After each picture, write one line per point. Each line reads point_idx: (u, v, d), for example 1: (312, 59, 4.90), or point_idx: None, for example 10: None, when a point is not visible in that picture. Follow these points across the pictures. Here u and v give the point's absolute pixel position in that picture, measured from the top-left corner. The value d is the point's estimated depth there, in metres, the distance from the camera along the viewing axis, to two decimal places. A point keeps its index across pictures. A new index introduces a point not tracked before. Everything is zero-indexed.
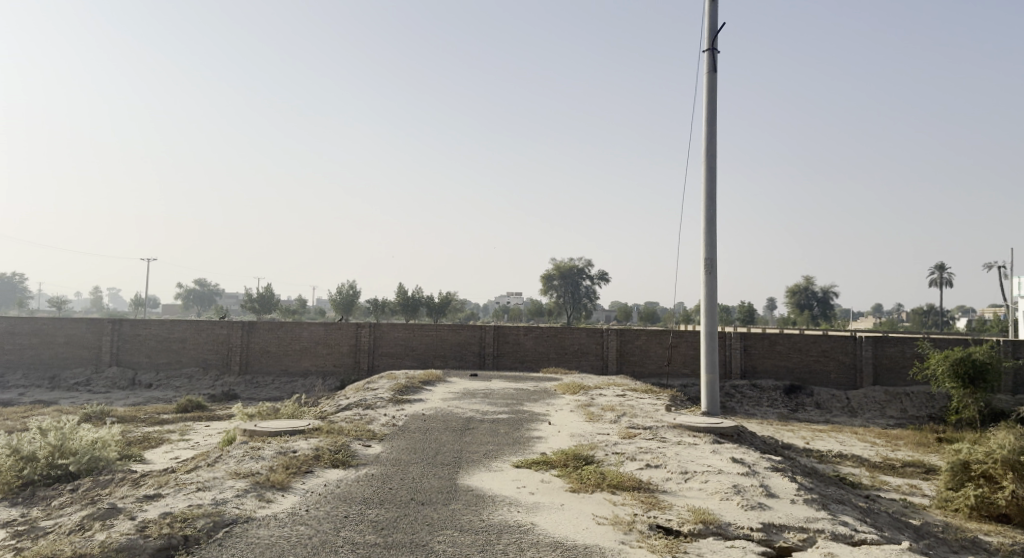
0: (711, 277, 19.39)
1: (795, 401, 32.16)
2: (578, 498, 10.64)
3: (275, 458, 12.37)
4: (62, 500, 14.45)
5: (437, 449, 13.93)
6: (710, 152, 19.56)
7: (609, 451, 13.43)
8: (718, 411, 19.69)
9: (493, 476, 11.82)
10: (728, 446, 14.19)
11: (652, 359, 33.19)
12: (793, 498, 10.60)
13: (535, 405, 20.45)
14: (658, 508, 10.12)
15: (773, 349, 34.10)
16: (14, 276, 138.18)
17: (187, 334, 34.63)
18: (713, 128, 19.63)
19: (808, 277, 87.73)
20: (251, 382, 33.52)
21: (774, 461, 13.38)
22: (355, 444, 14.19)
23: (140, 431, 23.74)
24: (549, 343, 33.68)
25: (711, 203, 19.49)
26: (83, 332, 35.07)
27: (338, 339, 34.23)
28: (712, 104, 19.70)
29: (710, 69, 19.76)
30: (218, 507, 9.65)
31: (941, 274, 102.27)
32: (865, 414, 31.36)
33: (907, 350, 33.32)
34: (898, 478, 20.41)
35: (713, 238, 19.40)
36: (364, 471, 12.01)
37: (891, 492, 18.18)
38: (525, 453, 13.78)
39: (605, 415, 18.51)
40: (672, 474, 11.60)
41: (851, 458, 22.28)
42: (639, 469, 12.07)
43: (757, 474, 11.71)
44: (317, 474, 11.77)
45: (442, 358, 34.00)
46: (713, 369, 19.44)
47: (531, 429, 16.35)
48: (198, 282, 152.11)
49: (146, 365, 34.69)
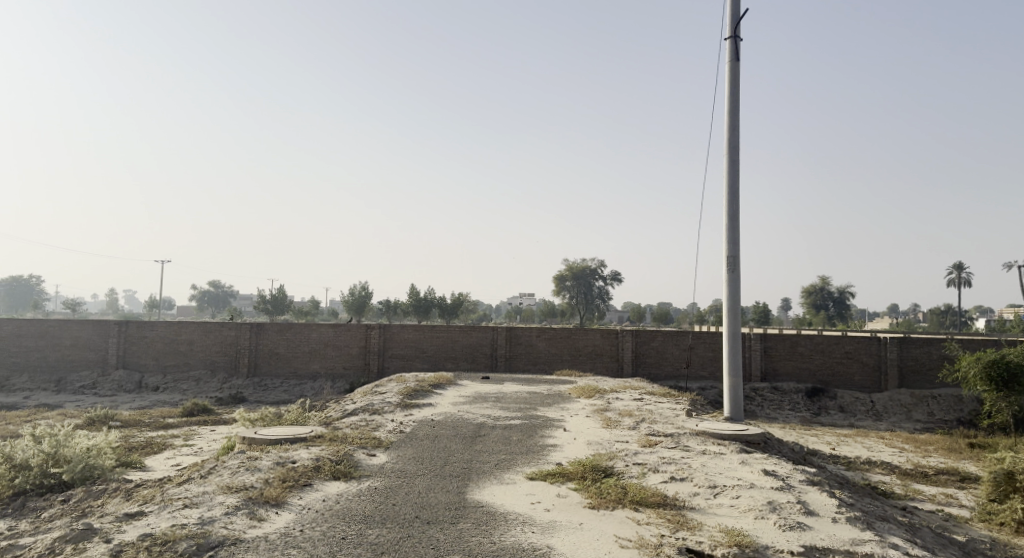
0: (735, 275, 18.46)
1: (818, 405, 31.15)
2: (598, 516, 9.76)
3: (272, 470, 11.56)
4: (52, 513, 13.69)
5: (446, 459, 13.08)
6: (733, 145, 18.63)
7: (630, 461, 12.54)
8: (741, 416, 18.74)
9: (506, 490, 10.95)
10: (757, 456, 13.27)
11: (669, 360, 32.18)
12: (835, 517, 9.68)
13: (549, 410, 19.60)
14: (687, 528, 9.24)
15: (794, 350, 33.05)
16: (32, 279, 138.45)
17: (194, 335, 34.00)
18: (736, 119, 18.70)
19: (825, 277, 86.41)
20: (259, 385, 32.82)
21: (809, 473, 12.43)
22: (359, 453, 13.35)
23: (143, 436, 23.04)
24: (563, 344, 32.78)
25: (733, 197, 18.56)
26: (90, 334, 34.48)
27: (347, 341, 33.50)
28: (734, 93, 18.77)
29: (733, 58, 18.83)
30: (204, 527, 8.86)
31: (957, 273, 100.74)
32: (891, 418, 30.31)
33: (934, 352, 32.17)
34: (932, 487, 19.38)
35: (736, 233, 18.46)
36: (366, 484, 11.18)
37: (927, 504, 17.18)
38: (539, 463, 12.89)
39: (623, 421, 17.58)
40: (700, 489, 10.69)
41: (881, 465, 21.29)
42: (663, 482, 11.17)
43: (793, 489, 10.78)
44: (316, 486, 10.95)
45: (453, 360, 33.14)
46: (736, 371, 18.51)
47: (545, 437, 15.48)
48: (211, 282, 152.33)
49: (152, 367, 34.08)
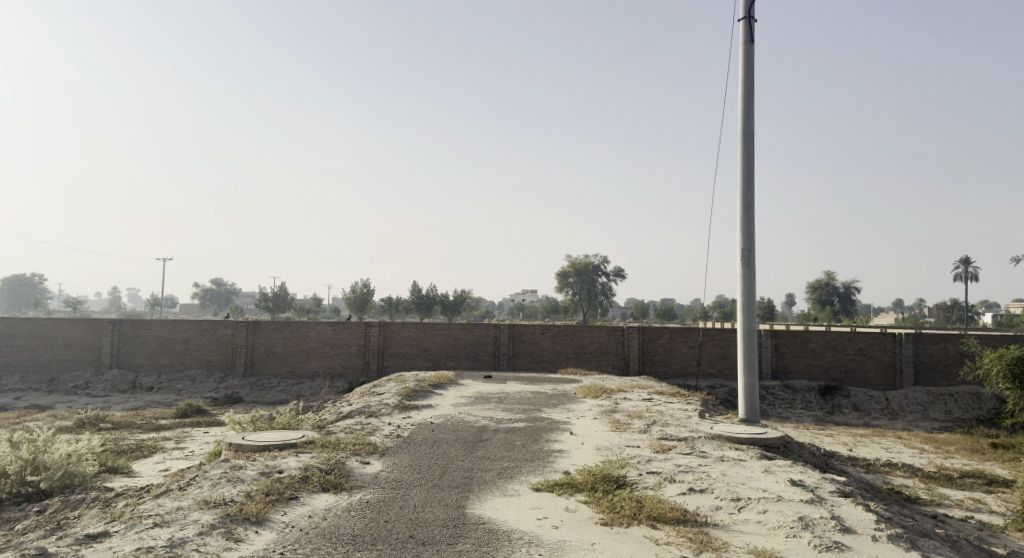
0: (750, 270, 17.52)
1: (831, 403, 30.19)
2: (613, 535, 8.85)
3: (255, 481, 10.63)
4: (25, 524, 12.75)
5: (445, 468, 12.13)
6: (748, 132, 17.69)
7: (643, 470, 11.58)
8: (758, 419, 17.79)
9: (509, 503, 10.02)
10: (779, 463, 12.33)
11: (677, 358, 31.21)
12: (875, 535, 8.79)
13: (554, 411, 18.70)
14: (712, 550, 8.35)
15: (806, 347, 32.06)
16: (33, 278, 137.92)
17: (190, 334, 33.09)
18: (750, 104, 17.76)
19: (830, 272, 85.50)
20: (256, 384, 31.94)
21: (838, 483, 11.49)
22: (352, 461, 12.43)
23: (134, 439, 22.12)
24: (568, 341, 31.84)
25: (748, 186, 17.62)
26: (83, 332, 33.64)
27: (346, 339, 32.58)
28: (749, 78, 17.84)
29: (748, 40, 17.90)
30: (173, 551, 8.01)
31: (965, 268, 99.54)
32: (907, 417, 29.35)
33: (951, 349, 31.18)
34: (957, 492, 18.42)
35: (751, 225, 17.52)
36: (357, 497, 10.24)
37: (955, 510, 16.20)
38: (545, 472, 11.93)
39: (633, 423, 16.62)
40: (723, 502, 9.77)
41: (902, 467, 20.34)
42: (681, 494, 10.24)
43: (825, 502, 9.86)
44: (303, 500, 10.03)
45: (455, 358, 32.22)
46: (752, 371, 17.56)
47: (550, 441, 14.51)
48: (212, 279, 151.42)
49: (147, 367, 33.22)
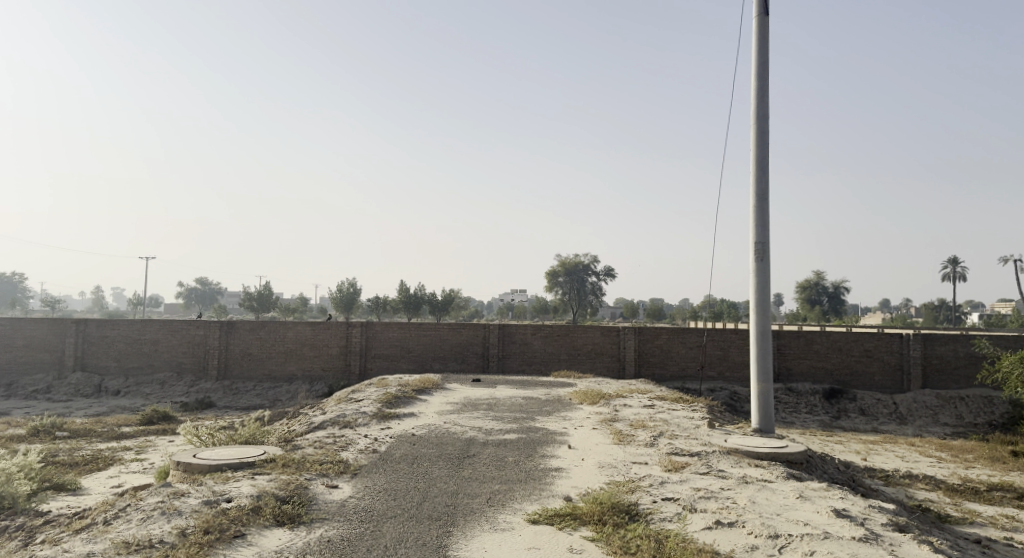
0: (763, 265, 15.90)
1: (837, 407, 28.68)
2: None
3: (196, 513, 8.85)
4: None
5: (425, 492, 10.37)
6: (762, 113, 16.07)
7: (658, 496, 9.87)
8: (771, 430, 16.17)
9: (501, 541, 8.31)
10: (813, 485, 10.70)
11: (675, 360, 29.55)
12: None
13: (548, 419, 17.03)
14: None
15: (810, 348, 30.47)
16: (13, 276, 135.34)
17: (160, 335, 31.13)
18: (765, 82, 16.14)
19: (819, 270, 84.31)
20: (230, 388, 30.07)
21: (885, 510, 9.89)
22: (316, 484, 10.64)
23: (89, 450, 20.14)
24: (561, 342, 30.16)
25: (762, 173, 15.99)
26: (45, 334, 31.67)
27: (326, 340, 30.74)
28: (763, 52, 16.22)
29: (762, 13, 16.29)
30: None
31: (955, 268, 98.45)
32: (917, 422, 27.84)
33: (961, 350, 29.71)
34: (987, 507, 16.85)
35: (765, 215, 15.90)
36: (318, 534, 8.50)
37: (992, 531, 14.56)
38: (542, 498, 10.19)
39: (637, 435, 14.91)
40: (762, 542, 8.14)
41: (924, 479, 18.74)
42: (708, 527, 8.58)
43: (881, 540, 8.26)
44: (250, 539, 8.30)
45: (441, 360, 30.41)
46: (766, 377, 15.96)
47: (548, 458, 12.78)
48: (198, 278, 148.45)
49: (114, 370, 31.24)
